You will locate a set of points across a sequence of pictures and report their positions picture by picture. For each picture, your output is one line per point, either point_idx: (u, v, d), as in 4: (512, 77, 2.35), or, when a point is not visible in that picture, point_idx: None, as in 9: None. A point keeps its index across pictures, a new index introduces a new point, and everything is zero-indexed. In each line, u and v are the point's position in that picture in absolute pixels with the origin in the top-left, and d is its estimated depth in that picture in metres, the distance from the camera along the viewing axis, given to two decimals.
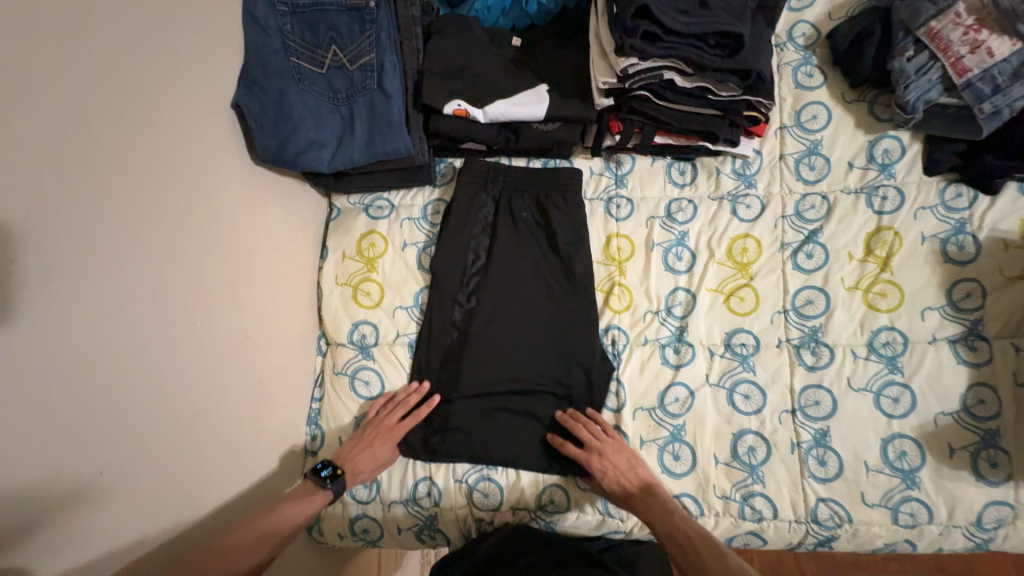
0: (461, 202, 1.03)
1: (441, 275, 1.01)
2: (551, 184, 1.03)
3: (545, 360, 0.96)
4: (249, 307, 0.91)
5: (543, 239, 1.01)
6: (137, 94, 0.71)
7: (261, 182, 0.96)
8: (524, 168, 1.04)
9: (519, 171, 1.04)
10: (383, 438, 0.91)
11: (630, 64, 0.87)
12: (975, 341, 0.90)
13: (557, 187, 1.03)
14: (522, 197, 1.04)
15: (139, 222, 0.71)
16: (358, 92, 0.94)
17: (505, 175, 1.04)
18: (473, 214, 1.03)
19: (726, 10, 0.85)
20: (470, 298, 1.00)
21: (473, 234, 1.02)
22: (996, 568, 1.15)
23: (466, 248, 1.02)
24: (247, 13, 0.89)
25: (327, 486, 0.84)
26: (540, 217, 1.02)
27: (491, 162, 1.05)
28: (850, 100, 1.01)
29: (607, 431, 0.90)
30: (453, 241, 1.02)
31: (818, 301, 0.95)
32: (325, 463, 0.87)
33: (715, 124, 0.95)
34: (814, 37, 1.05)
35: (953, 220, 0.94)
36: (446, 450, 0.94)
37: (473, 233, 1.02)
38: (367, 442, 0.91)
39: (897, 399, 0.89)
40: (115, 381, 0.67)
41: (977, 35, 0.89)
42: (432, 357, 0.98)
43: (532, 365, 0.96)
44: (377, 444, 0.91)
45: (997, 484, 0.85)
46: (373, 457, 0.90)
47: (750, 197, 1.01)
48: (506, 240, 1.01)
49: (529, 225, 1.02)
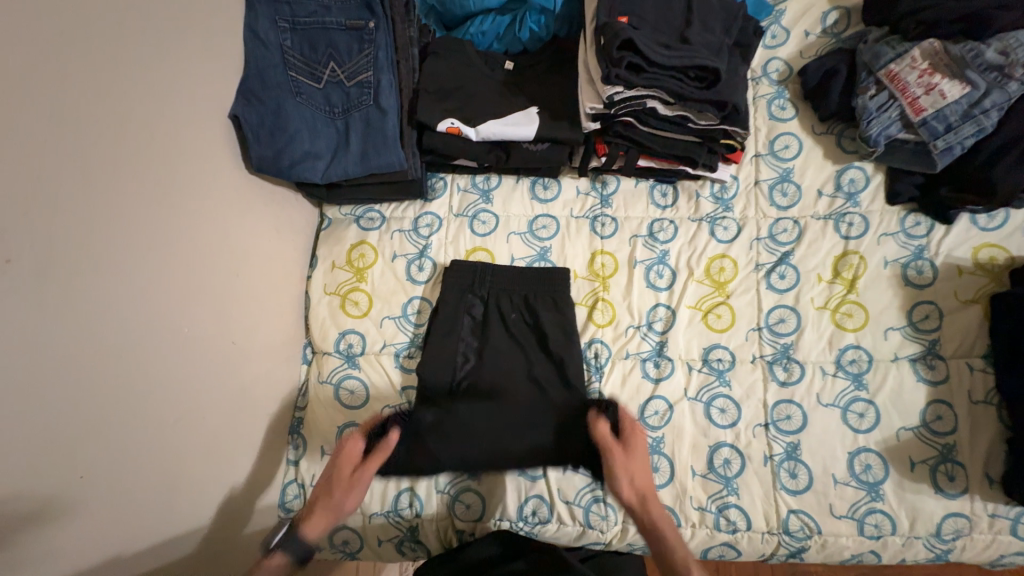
0: (450, 301, 1.01)
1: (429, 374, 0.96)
2: (544, 283, 1.02)
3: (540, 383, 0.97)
4: (238, 314, 0.92)
5: (534, 339, 1.00)
6: (138, 103, 0.73)
7: (254, 190, 0.97)
8: (511, 267, 1.03)
9: (505, 271, 1.03)
10: (342, 487, 0.81)
11: (616, 91, 0.92)
12: (933, 360, 0.96)
13: (544, 292, 1.01)
14: (513, 299, 1.02)
15: (132, 225, 0.72)
16: (355, 107, 0.96)
17: (493, 277, 1.02)
18: (462, 315, 1.01)
19: (704, 46, 0.92)
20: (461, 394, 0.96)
21: (463, 340, 1.00)
22: None
23: (459, 343, 0.99)
24: (248, 28, 0.92)
25: (279, 549, 0.77)
26: (531, 319, 1.01)
27: (478, 262, 1.04)
28: (819, 132, 1.08)
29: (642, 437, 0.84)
30: (440, 337, 0.99)
31: (789, 320, 1.00)
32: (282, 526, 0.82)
33: (694, 150, 1.00)
34: (786, 72, 1.12)
35: (912, 246, 1.01)
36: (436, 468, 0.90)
37: (463, 334, 1.00)
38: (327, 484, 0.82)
39: (862, 415, 0.94)
40: (100, 383, 0.67)
41: (931, 78, 0.96)
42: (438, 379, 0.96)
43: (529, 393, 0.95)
44: (337, 493, 0.81)
45: (954, 496, 0.90)
46: (336, 508, 0.80)
47: (727, 220, 1.06)
48: (492, 343, 0.99)
49: (519, 326, 1.01)
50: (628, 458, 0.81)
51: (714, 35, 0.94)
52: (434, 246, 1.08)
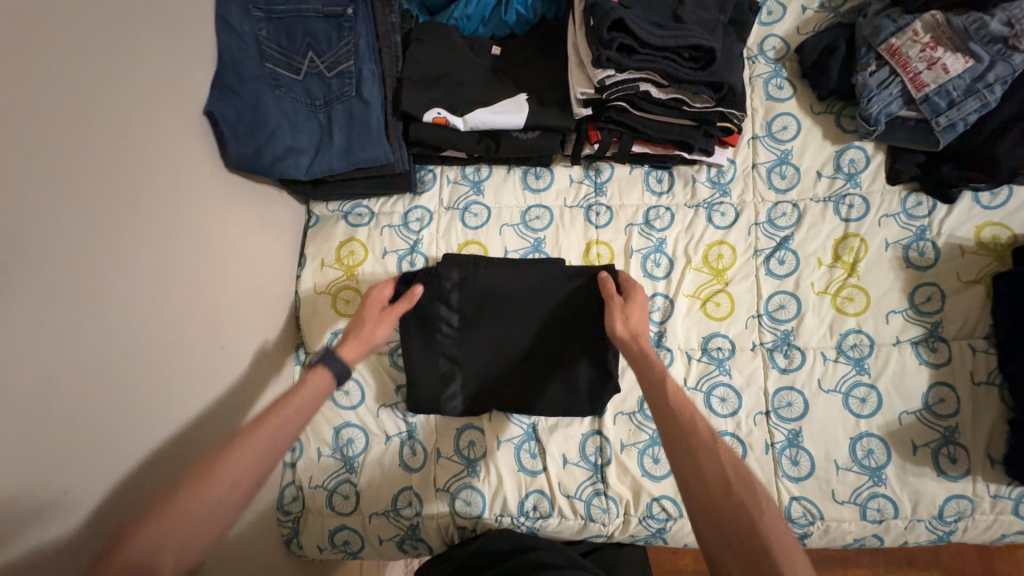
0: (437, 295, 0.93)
1: (421, 373, 0.93)
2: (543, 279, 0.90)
3: (538, 378, 0.93)
4: (228, 319, 0.89)
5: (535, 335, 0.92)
6: (113, 102, 0.69)
7: (238, 189, 0.94)
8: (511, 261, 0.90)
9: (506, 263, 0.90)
10: (373, 320, 0.83)
11: (608, 75, 0.89)
12: (934, 342, 0.94)
13: (539, 289, 0.90)
14: (506, 296, 0.91)
15: (114, 230, 0.68)
16: (336, 99, 0.93)
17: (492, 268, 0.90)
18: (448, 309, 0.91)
19: (699, 24, 0.88)
20: (458, 389, 0.94)
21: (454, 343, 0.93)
22: (963, 560, 1.18)
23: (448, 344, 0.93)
24: (220, 17, 0.87)
25: (317, 366, 0.74)
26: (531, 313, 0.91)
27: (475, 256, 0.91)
28: (817, 112, 1.05)
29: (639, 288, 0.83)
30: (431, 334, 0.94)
31: (789, 306, 0.99)
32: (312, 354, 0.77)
33: (690, 133, 0.97)
34: (783, 50, 1.08)
35: (914, 227, 0.99)
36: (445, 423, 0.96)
37: (453, 336, 0.93)
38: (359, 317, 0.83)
39: (864, 400, 0.93)
40: (88, 398, 0.64)
41: (933, 52, 0.93)
42: (431, 380, 0.93)
43: (527, 386, 0.94)
44: (371, 322, 0.83)
45: (957, 478, 0.89)
46: (368, 339, 0.81)
47: (724, 205, 1.04)
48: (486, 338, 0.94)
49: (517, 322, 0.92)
50: (628, 304, 0.80)
51: (709, 13, 0.90)
52: (425, 241, 1.05)
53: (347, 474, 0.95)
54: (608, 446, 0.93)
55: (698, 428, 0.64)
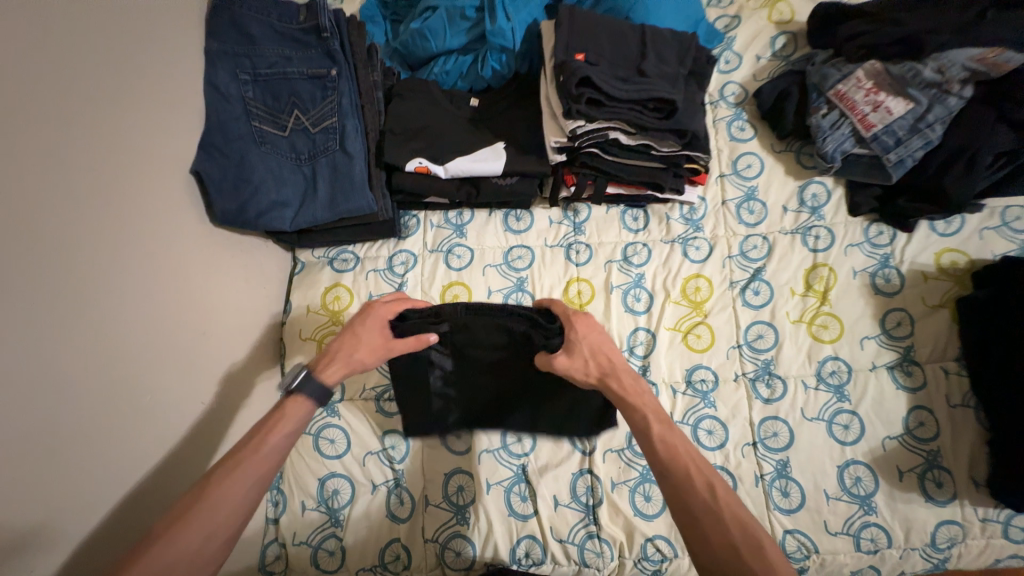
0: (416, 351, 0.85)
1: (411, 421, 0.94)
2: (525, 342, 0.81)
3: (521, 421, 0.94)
4: (207, 372, 0.89)
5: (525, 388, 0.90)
6: (101, 170, 0.72)
7: (222, 242, 0.96)
8: (495, 318, 0.78)
9: (486, 328, 0.80)
10: (364, 348, 0.78)
11: (578, 126, 0.94)
12: (909, 366, 0.97)
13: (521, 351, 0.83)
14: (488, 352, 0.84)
15: (96, 299, 0.70)
16: (321, 152, 0.96)
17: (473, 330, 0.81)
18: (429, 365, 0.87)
19: (661, 78, 0.95)
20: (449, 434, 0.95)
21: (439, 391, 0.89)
22: None
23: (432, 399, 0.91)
24: (208, 82, 0.91)
25: (298, 393, 0.74)
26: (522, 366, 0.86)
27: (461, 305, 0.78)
28: (778, 150, 1.12)
29: (592, 327, 0.78)
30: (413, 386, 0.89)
31: (767, 335, 1.01)
32: (293, 373, 0.78)
33: (659, 175, 1.02)
34: (742, 95, 1.16)
35: (878, 255, 1.04)
36: (433, 471, 0.94)
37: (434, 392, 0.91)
38: (349, 330, 0.80)
39: (847, 427, 0.95)
40: (51, 470, 0.63)
41: (877, 96, 1.01)
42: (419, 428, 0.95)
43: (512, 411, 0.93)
44: (362, 347, 0.78)
45: (944, 503, 0.90)
46: (355, 363, 0.79)
47: (699, 240, 1.08)
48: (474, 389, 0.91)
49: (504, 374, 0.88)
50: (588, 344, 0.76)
51: (669, 67, 0.97)
52: (410, 284, 1.06)
53: (333, 528, 0.92)
54: (599, 485, 0.92)
55: (697, 485, 0.62)
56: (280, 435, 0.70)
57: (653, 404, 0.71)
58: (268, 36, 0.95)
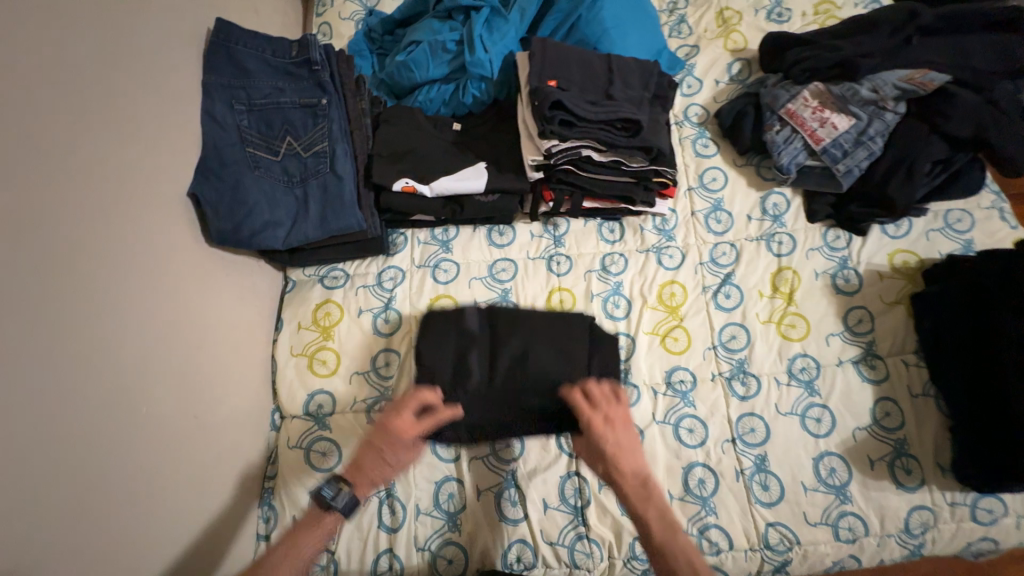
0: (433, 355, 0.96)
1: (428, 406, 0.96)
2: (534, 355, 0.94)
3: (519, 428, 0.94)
4: (199, 387, 0.90)
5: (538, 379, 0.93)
6: (102, 192, 0.76)
7: (215, 261, 0.99)
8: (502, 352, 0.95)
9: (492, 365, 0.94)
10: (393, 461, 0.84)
11: (552, 145, 1.02)
12: (873, 360, 1.03)
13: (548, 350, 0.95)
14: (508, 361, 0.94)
15: (92, 313, 0.72)
16: (312, 175, 1.02)
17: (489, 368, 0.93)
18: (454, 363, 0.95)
19: (627, 100, 1.04)
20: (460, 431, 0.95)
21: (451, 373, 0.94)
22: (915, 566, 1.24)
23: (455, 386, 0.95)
24: (205, 112, 0.97)
25: (332, 510, 0.79)
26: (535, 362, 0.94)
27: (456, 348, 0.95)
28: (740, 164, 1.21)
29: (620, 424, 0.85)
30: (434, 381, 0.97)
31: (740, 336, 1.07)
32: (331, 483, 0.80)
33: (631, 189, 1.10)
34: (704, 115, 1.26)
35: (837, 257, 1.11)
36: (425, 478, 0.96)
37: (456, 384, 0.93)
38: (373, 449, 0.83)
39: (819, 420, 0.99)
40: (46, 478, 0.65)
41: (823, 113, 1.11)
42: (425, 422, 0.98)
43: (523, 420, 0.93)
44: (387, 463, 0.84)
45: (914, 489, 0.94)
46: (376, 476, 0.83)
47: (671, 249, 1.15)
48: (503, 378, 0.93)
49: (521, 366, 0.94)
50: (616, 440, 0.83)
51: (634, 90, 1.06)
52: (399, 298, 1.10)
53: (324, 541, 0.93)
54: (587, 487, 0.95)
55: None
56: (309, 545, 0.78)
57: (660, 506, 0.79)
58: (262, 69, 1.02)
